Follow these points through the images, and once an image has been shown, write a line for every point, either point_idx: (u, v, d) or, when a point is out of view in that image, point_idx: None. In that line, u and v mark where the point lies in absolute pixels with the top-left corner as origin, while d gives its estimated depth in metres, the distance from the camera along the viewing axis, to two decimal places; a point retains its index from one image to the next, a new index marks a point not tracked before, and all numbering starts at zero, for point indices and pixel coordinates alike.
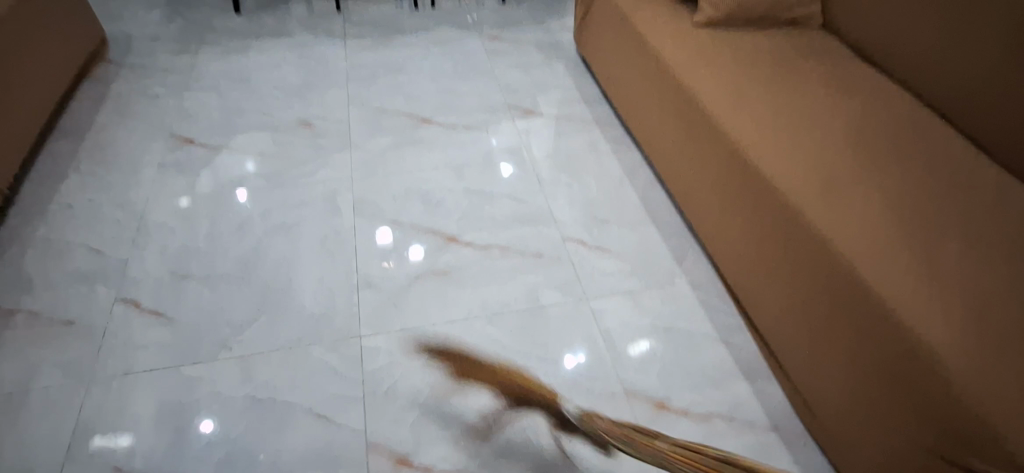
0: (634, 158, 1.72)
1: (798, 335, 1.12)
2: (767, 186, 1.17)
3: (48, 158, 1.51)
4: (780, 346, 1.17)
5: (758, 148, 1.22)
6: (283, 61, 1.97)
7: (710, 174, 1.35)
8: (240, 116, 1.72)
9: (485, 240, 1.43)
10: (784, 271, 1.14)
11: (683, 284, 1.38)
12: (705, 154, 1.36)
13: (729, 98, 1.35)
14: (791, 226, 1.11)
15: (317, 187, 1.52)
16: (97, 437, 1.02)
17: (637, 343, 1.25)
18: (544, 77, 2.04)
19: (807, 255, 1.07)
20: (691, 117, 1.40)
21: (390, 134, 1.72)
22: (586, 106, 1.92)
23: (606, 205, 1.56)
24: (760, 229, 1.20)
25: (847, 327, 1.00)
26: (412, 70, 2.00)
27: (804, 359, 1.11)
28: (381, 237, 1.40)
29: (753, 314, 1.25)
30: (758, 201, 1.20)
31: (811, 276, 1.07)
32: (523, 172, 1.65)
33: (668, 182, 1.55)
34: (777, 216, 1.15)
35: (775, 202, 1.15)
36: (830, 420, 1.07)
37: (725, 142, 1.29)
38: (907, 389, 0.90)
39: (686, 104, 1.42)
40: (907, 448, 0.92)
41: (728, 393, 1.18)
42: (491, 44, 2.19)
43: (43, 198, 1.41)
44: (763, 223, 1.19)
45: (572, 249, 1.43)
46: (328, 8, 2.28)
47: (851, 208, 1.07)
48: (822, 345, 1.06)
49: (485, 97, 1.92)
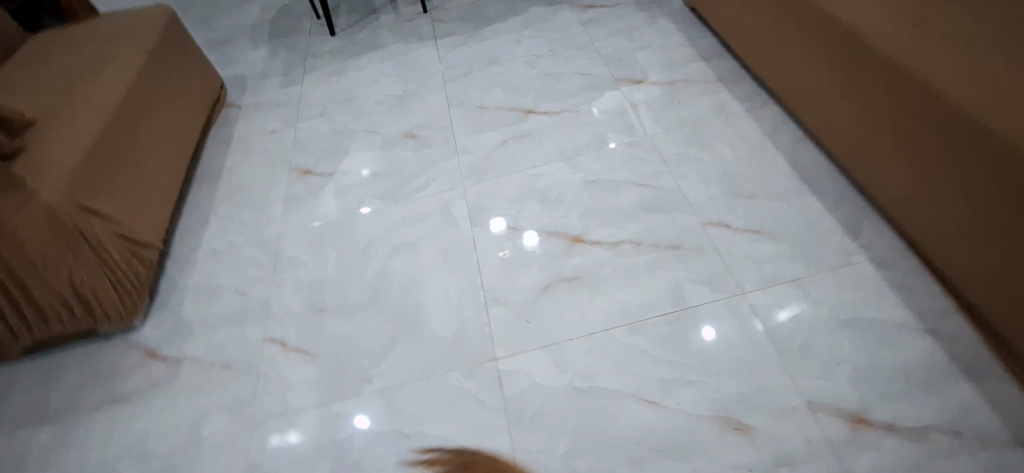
0: (775, 115, 1.47)
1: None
2: (953, 116, 0.91)
3: (191, 207, 1.63)
4: (1016, 336, 0.91)
5: (946, 78, 0.94)
6: (381, 74, 1.96)
7: (881, 122, 1.08)
8: (348, 138, 1.74)
9: (613, 235, 1.29)
10: (996, 222, 0.89)
11: (865, 264, 1.13)
12: (872, 98, 1.09)
13: (896, 21, 1.06)
14: (999, 163, 0.85)
15: (430, 200, 1.47)
16: (273, 434, 1.11)
17: (786, 308, 1.10)
18: (652, 40, 1.82)
19: None
20: (846, 55, 1.14)
21: (494, 132, 1.63)
22: (707, 64, 1.68)
23: (749, 177, 1.34)
24: (966, 184, 0.92)
25: None
26: (508, 59, 1.89)
27: None
28: (494, 226, 1.37)
29: (971, 295, 0.99)
30: (943, 136, 0.95)
31: None
32: (643, 151, 1.47)
33: (826, 140, 1.29)
34: (988, 165, 0.87)
35: (967, 134, 0.89)
36: None
37: (896, 79, 1.02)
38: None
39: (837, 40, 1.15)
40: None
41: (948, 399, 0.94)
42: (587, 14, 2.01)
43: (192, 246, 1.51)
44: (969, 176, 0.91)
45: (715, 235, 1.25)
46: (416, 10, 2.24)
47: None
48: None
49: (589, 73, 1.75)
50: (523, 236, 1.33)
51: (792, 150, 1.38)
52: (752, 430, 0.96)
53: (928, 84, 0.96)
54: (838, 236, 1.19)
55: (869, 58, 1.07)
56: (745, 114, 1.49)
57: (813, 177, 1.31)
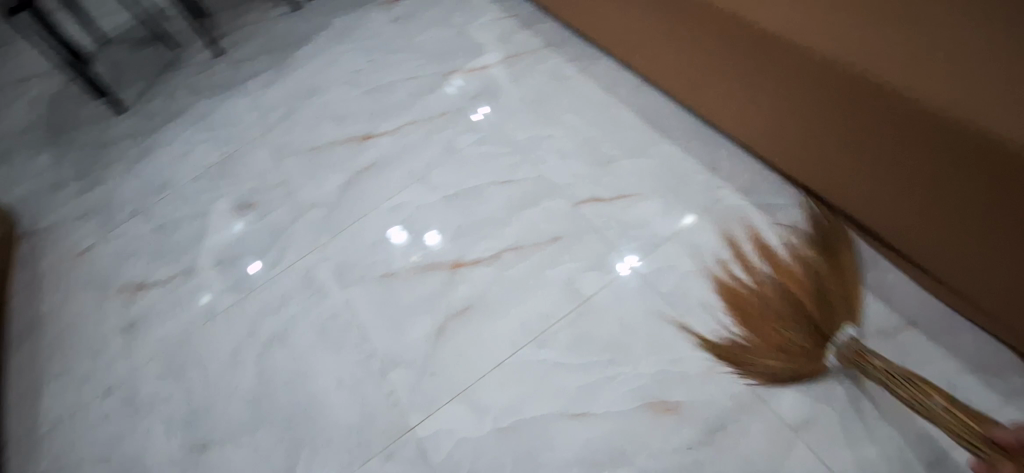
0: (610, 67, 1.43)
1: (908, 214, 0.88)
2: (781, 47, 0.89)
3: (13, 375, 1.36)
4: (885, 233, 0.95)
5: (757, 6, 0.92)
6: (193, 144, 1.71)
7: (714, 59, 1.06)
8: (177, 230, 1.51)
9: (492, 247, 1.20)
10: (845, 138, 0.90)
11: (732, 196, 1.13)
12: (697, 38, 1.06)
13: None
14: (834, 86, 0.85)
15: (291, 274, 1.31)
16: None
17: (683, 219, 1.13)
18: (468, 20, 1.70)
19: (870, 115, 0.82)
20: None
21: (337, 172, 1.47)
22: (529, 30, 1.59)
23: (604, 140, 1.30)
24: (808, 105, 0.92)
25: (957, 185, 0.77)
26: (327, 84, 1.70)
27: (908, 230, 0.90)
28: (397, 236, 1.29)
29: (837, 203, 1.01)
30: (776, 67, 0.93)
31: (883, 136, 0.83)
32: (495, 145, 1.38)
33: (666, 84, 1.26)
34: (821, 83, 0.87)
35: (799, 62, 0.88)
36: (965, 288, 0.87)
37: (713, 16, 0.99)
38: None
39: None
40: None
41: (839, 308, 0.97)
42: (394, 9, 1.84)
43: (28, 423, 1.26)
44: (808, 96, 0.91)
45: (590, 212, 1.19)
46: (208, 58, 1.96)
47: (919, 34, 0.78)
48: (928, 209, 0.84)
49: (416, 75, 1.62)
50: (427, 235, 1.27)
51: (635, 100, 1.34)
52: (681, 406, 0.95)
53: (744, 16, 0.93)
54: (704, 178, 1.17)
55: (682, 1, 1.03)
56: (582, 73, 1.43)
57: (663, 123, 1.28)
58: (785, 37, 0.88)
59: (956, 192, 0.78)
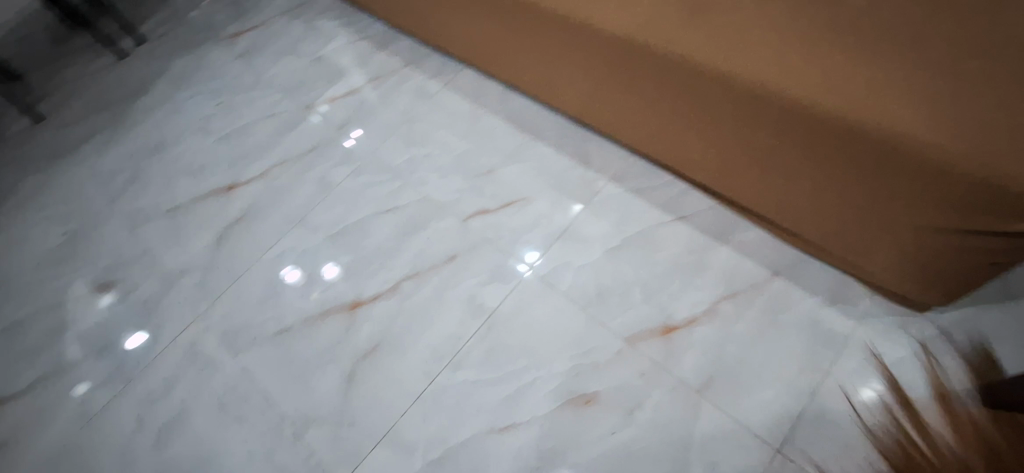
0: (474, 78, 1.44)
1: (760, 178, 0.99)
2: (628, 47, 0.96)
3: None
4: (749, 198, 1.05)
5: (600, 10, 0.98)
6: (26, 229, 1.49)
7: (572, 62, 1.12)
8: (24, 329, 1.32)
9: (389, 280, 1.18)
10: (700, 121, 0.99)
11: (608, 185, 1.19)
12: (553, 44, 1.11)
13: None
14: (681, 76, 0.93)
15: (172, 353, 1.20)
16: None
17: (570, 210, 1.18)
18: (320, 45, 1.62)
19: (716, 98, 0.91)
20: (511, 12, 1.12)
21: (204, 230, 1.35)
22: (387, 50, 1.56)
23: (480, 151, 1.31)
24: (662, 95, 1.00)
25: (797, 148, 0.88)
26: (175, 137, 1.55)
27: (767, 192, 1.01)
28: (290, 277, 1.23)
29: (700, 176, 1.11)
30: (628, 66, 1.00)
31: (729, 114, 0.92)
32: (372, 173, 1.33)
33: (530, 88, 1.30)
34: (668, 74, 0.95)
35: (648, 59, 0.95)
36: (818, 235, 1.00)
37: (563, 23, 1.03)
38: (891, 180, 0.80)
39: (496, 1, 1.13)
40: (910, 233, 0.85)
41: (716, 271, 1.06)
42: (238, 44, 1.71)
43: None
44: (660, 87, 0.99)
45: (479, 225, 1.20)
46: (27, 127, 1.72)
47: (738, 23, 0.89)
48: (779, 172, 0.95)
49: (274, 113, 1.52)
50: (324, 269, 1.22)
51: (503, 108, 1.37)
52: (599, 395, 0.99)
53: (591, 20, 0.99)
54: (581, 173, 1.22)
55: (532, 11, 1.07)
56: (448, 88, 1.43)
57: (533, 126, 1.32)
58: (630, 36, 0.95)
59: (793, 154, 0.89)
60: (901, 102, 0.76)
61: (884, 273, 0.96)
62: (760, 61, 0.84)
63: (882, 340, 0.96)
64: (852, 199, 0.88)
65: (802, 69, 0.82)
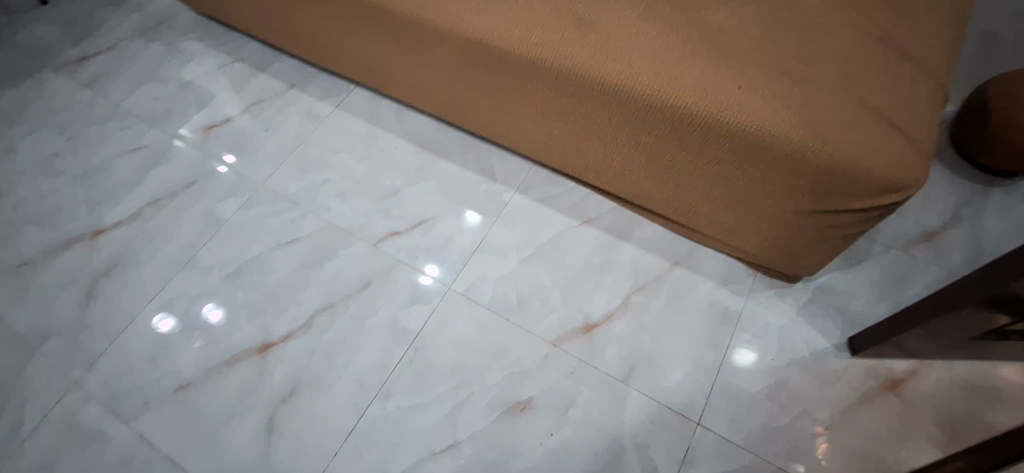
0: (366, 97, 1.41)
1: (655, 179, 1.08)
2: (525, 63, 1.00)
3: None
4: (646, 198, 1.14)
5: (496, 28, 1.00)
6: None
7: (469, 78, 1.13)
8: None
9: (299, 315, 1.11)
10: (596, 130, 1.06)
11: (515, 196, 1.23)
12: (448, 61, 1.12)
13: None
14: (577, 88, 0.99)
15: (45, 431, 1.04)
16: None
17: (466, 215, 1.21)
18: (187, 69, 1.49)
19: (610, 107, 0.98)
20: (402, 31, 1.11)
21: (67, 286, 1.18)
22: (266, 72, 1.47)
23: (383, 172, 1.28)
24: (562, 107, 1.06)
25: (684, 148, 0.98)
26: (12, 180, 1.33)
27: (660, 191, 1.10)
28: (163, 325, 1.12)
29: (600, 181, 1.18)
30: (525, 79, 1.04)
31: (623, 122, 1.00)
32: (266, 204, 1.25)
33: (427, 105, 1.30)
34: (567, 87, 1.00)
35: (544, 73, 1.00)
36: (707, 225, 1.11)
37: (459, 41, 1.04)
38: (763, 172, 0.92)
39: (385, 19, 1.11)
40: (782, 216, 0.98)
41: (623, 267, 1.14)
42: (84, 71, 1.51)
43: None
44: (560, 100, 1.04)
45: (391, 248, 1.18)
46: None
47: (627, 38, 0.96)
48: (669, 171, 1.04)
49: (139, 146, 1.36)
50: (203, 310, 1.13)
51: (401, 126, 1.35)
52: (532, 401, 1.01)
53: (487, 39, 1.01)
54: (487, 187, 1.25)
55: (426, 29, 1.07)
56: (340, 109, 1.39)
57: (433, 143, 1.32)
58: (528, 52, 0.98)
59: (684, 155, 0.99)
60: (770, 106, 0.87)
61: (763, 253, 1.09)
62: (650, 73, 0.92)
63: (767, 311, 1.10)
64: (735, 191, 1.00)
65: (687, 80, 0.91)
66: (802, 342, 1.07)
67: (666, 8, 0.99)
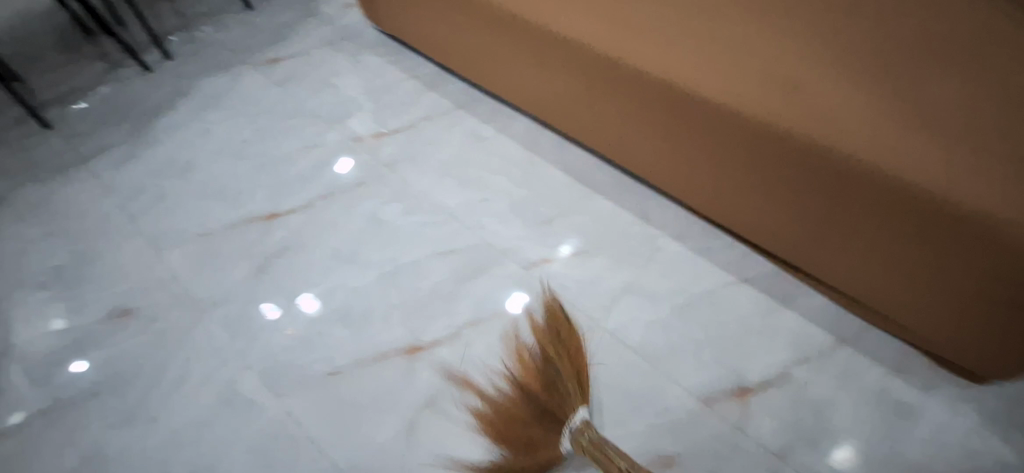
0: (527, 126, 1.46)
1: (836, 250, 1.02)
2: (720, 115, 1.00)
3: None
4: (819, 270, 1.08)
5: (695, 79, 1.02)
6: (28, 243, 1.37)
7: (641, 117, 1.15)
8: (25, 356, 1.19)
9: (448, 325, 1.14)
10: (781, 190, 1.02)
11: (670, 244, 1.21)
12: (624, 99, 1.15)
13: (615, 27, 1.12)
14: (771, 146, 0.97)
15: (205, 391, 1.11)
16: None
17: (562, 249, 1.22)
18: (367, 81, 1.62)
19: (805, 170, 0.96)
20: (584, 66, 1.17)
21: (242, 260, 1.28)
22: (437, 91, 1.57)
23: (538, 200, 1.31)
24: (736, 158, 1.05)
25: (884, 224, 0.92)
26: (206, 159, 1.49)
27: (840, 264, 1.04)
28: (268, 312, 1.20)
29: (757, 239, 1.15)
30: (714, 131, 1.04)
31: (817, 186, 0.96)
32: (425, 214, 1.31)
33: (585, 140, 1.33)
34: (747, 138, 1.00)
35: (739, 127, 0.99)
36: (889, 309, 1.03)
37: (642, 81, 1.08)
38: (982, 262, 0.84)
39: (571, 54, 1.17)
40: (994, 312, 0.89)
41: (784, 335, 1.08)
42: (276, 71, 1.67)
43: None
44: (736, 150, 1.03)
45: (543, 275, 1.19)
46: (33, 130, 1.60)
47: (835, 103, 0.93)
48: (857, 245, 0.98)
49: (317, 144, 1.49)
50: (298, 300, 1.20)
51: (559, 158, 1.38)
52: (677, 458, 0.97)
53: (674, 82, 1.04)
54: (637, 227, 1.24)
55: (610, 67, 1.12)
56: (502, 133, 1.45)
57: (589, 178, 1.34)
58: (714, 99, 1.00)
59: (881, 231, 0.93)
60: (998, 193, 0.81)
61: (953, 351, 0.99)
62: (847, 135, 0.90)
63: (949, 412, 1.00)
64: (935, 278, 0.92)
65: (887, 147, 0.88)
66: (989, 454, 0.96)
67: (882, 78, 0.95)
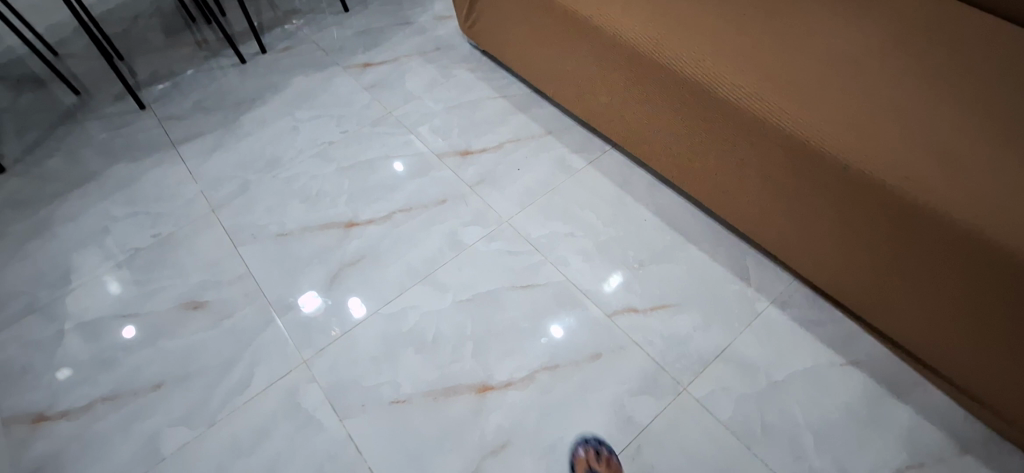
0: (618, 161, 1.39)
1: (965, 341, 0.90)
2: (848, 171, 0.90)
3: None
4: (936, 358, 0.97)
5: (823, 128, 0.92)
6: (113, 221, 1.39)
7: (720, 143, 1.09)
8: (94, 337, 1.19)
9: (522, 366, 1.08)
10: (908, 264, 0.91)
11: (769, 309, 1.11)
12: (704, 123, 1.10)
13: (702, 45, 1.07)
14: (907, 215, 0.86)
15: (266, 399, 1.08)
16: None
17: (609, 280, 1.18)
18: (456, 95, 1.59)
19: (944, 246, 0.84)
20: (665, 84, 1.12)
21: (317, 266, 1.26)
22: (527, 114, 1.52)
23: (627, 242, 1.23)
24: (819, 198, 0.97)
25: None
26: (290, 156, 1.48)
27: (969, 358, 0.91)
28: (309, 304, 1.20)
29: (838, 291, 1.07)
30: (837, 188, 0.93)
31: (956, 267, 0.84)
32: (506, 241, 1.26)
33: (680, 179, 1.25)
34: (832, 178, 0.92)
35: (870, 188, 0.88)
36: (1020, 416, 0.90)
37: (754, 122, 0.99)
38: None
39: (652, 72, 1.12)
40: None
41: (896, 431, 0.97)
42: (366, 75, 1.66)
43: None
44: (818, 188, 0.96)
45: (627, 324, 1.11)
46: (129, 109, 1.63)
47: (993, 175, 0.81)
48: (997, 340, 0.86)
49: (401, 153, 1.46)
50: (348, 303, 1.20)
51: (651, 198, 1.31)
52: None
53: (758, 108, 0.98)
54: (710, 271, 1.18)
55: (691, 87, 1.06)
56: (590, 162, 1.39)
57: (667, 212, 1.28)
58: (800, 131, 0.93)
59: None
60: None
61: None
62: (1001, 213, 0.78)
63: None
64: None
65: (994, 205, 0.79)
66: None
67: None
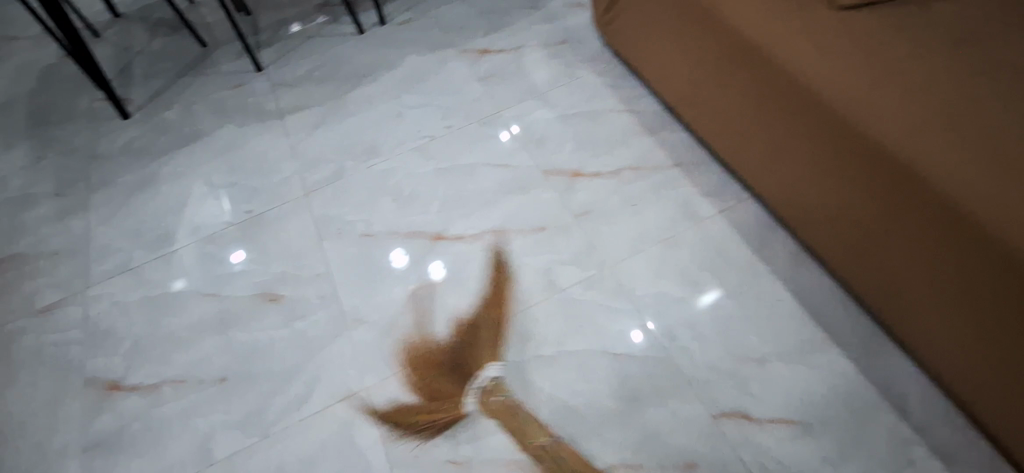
0: (758, 216, 1.15)
1: None
2: None
3: None
4: None
5: None
6: (211, 189, 1.37)
7: (847, 186, 0.91)
8: (176, 311, 1.20)
9: (599, 456, 0.94)
10: None
11: (924, 461, 0.88)
12: (888, 207, 0.84)
13: (879, 82, 0.84)
14: None
15: (324, 422, 1.03)
16: None
17: (702, 295, 1.07)
18: (577, 102, 1.39)
19: None
20: (793, 106, 0.94)
21: (396, 281, 1.17)
22: (655, 137, 1.30)
23: (753, 326, 1.02)
24: (955, 272, 0.79)
25: None
26: (389, 146, 1.38)
27: None
28: (397, 260, 1.20)
29: (992, 418, 0.84)
30: None
31: None
32: (606, 294, 1.09)
33: (835, 259, 1.01)
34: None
35: None
36: None
37: (972, 231, 0.73)
38: None
39: (781, 88, 0.94)
40: None
41: None
42: (483, 63, 1.51)
43: None
44: (991, 285, 0.74)
45: (734, 434, 0.94)
46: (245, 69, 1.60)
47: None
48: None
49: (504, 163, 1.31)
50: (431, 266, 1.18)
51: (792, 273, 1.07)
52: None
53: (982, 214, 0.72)
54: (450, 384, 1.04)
55: (822, 112, 0.88)
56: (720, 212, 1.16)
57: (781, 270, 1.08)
58: (996, 226, 0.70)
59: None
60: None
61: None
62: None
63: None
64: None
65: None
66: None
67: None
